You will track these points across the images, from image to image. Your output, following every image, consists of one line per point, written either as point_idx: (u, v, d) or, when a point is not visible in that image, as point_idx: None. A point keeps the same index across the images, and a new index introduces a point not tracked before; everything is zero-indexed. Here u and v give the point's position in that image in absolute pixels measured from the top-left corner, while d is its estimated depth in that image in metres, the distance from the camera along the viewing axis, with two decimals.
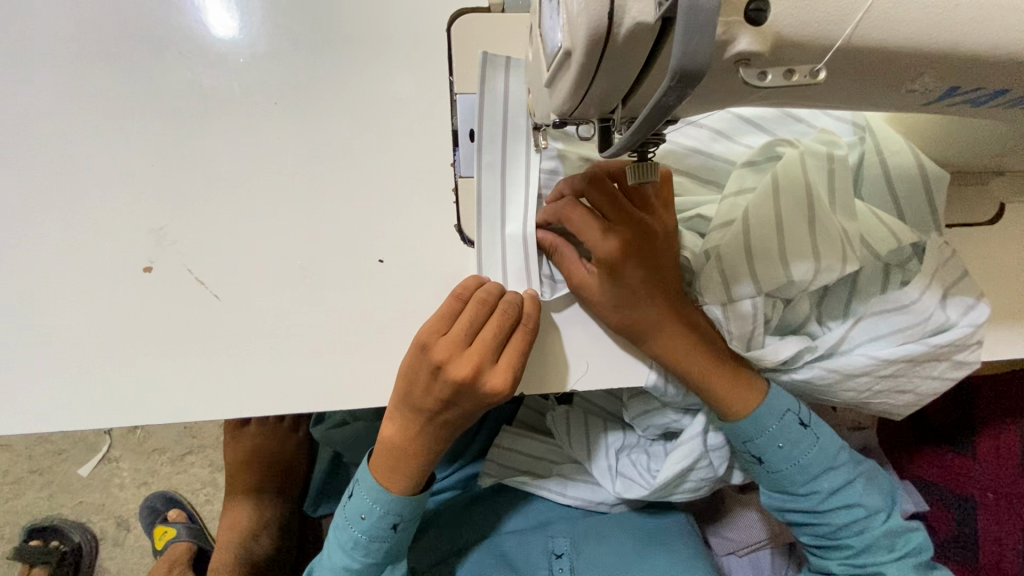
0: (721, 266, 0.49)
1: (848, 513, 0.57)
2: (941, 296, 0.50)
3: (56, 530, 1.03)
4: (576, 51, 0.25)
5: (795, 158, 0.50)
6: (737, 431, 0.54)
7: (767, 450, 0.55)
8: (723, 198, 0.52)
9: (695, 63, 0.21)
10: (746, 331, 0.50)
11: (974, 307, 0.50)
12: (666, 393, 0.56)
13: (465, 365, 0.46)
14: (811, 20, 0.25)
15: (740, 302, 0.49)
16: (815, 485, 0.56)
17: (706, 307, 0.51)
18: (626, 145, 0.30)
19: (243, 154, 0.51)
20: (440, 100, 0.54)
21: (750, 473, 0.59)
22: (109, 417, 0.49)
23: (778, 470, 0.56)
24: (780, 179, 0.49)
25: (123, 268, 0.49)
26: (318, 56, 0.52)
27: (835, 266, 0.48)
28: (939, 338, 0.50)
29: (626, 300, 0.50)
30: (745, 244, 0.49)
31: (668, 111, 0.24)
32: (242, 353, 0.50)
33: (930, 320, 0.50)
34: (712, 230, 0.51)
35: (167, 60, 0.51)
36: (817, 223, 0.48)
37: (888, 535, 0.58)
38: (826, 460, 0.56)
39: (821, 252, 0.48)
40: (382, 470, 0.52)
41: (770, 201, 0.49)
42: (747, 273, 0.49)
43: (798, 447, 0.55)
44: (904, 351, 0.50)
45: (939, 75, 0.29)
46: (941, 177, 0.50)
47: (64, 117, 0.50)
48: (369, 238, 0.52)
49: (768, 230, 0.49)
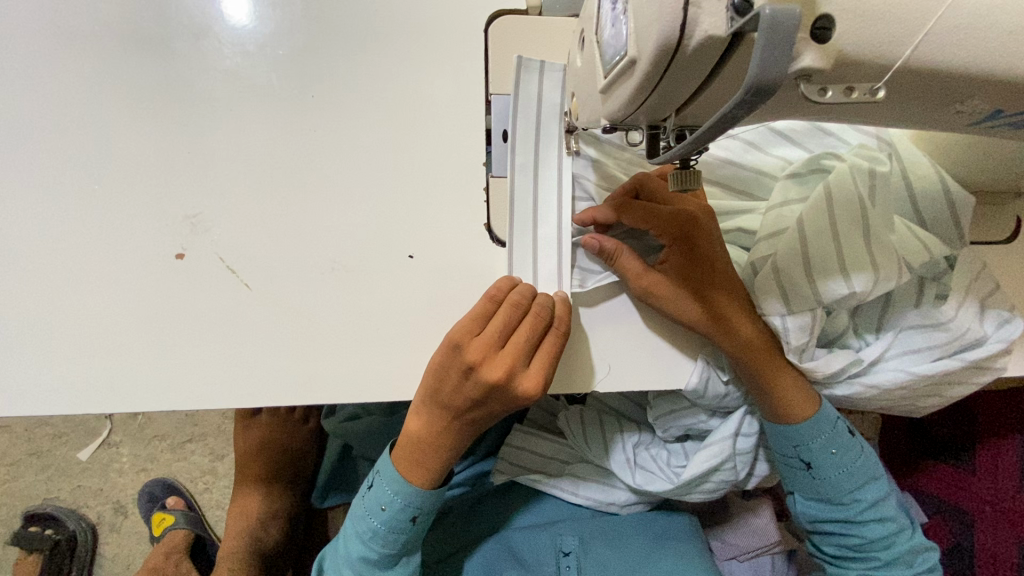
0: (779, 275, 0.50)
1: (881, 528, 0.59)
2: (978, 310, 0.52)
3: (53, 518, 1.03)
4: (643, 60, 0.26)
5: (845, 170, 0.51)
6: (794, 434, 0.56)
7: (820, 457, 0.57)
8: (769, 210, 0.53)
9: (770, 79, 0.22)
10: (802, 343, 0.51)
11: (1007, 322, 0.52)
12: (703, 397, 0.58)
13: (498, 368, 0.47)
14: (872, 40, 0.25)
15: (804, 311, 0.50)
16: (858, 495, 0.58)
17: (767, 317, 0.51)
18: (680, 153, 0.31)
19: (276, 142, 0.51)
20: (474, 97, 0.54)
21: (791, 477, 0.60)
22: (131, 403, 0.49)
23: (824, 477, 0.57)
24: (833, 189, 0.50)
25: (155, 254, 0.50)
26: (354, 51, 0.53)
27: (893, 277, 0.49)
28: (976, 353, 0.51)
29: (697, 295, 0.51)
30: (802, 252, 0.50)
31: (733, 122, 0.25)
32: (268, 342, 0.50)
33: (966, 336, 0.51)
34: (759, 241, 0.53)
35: (205, 49, 0.51)
36: (873, 235, 0.49)
37: (911, 553, 0.60)
38: (870, 472, 0.58)
39: (879, 264, 0.49)
40: (404, 461, 0.53)
41: (825, 211, 0.50)
42: (805, 281, 0.50)
43: (847, 454, 0.57)
44: (941, 365, 0.52)
45: (987, 98, 0.30)
46: (967, 202, 0.52)
47: (96, 101, 0.50)
48: (399, 234, 0.52)
49: (827, 241, 0.49)
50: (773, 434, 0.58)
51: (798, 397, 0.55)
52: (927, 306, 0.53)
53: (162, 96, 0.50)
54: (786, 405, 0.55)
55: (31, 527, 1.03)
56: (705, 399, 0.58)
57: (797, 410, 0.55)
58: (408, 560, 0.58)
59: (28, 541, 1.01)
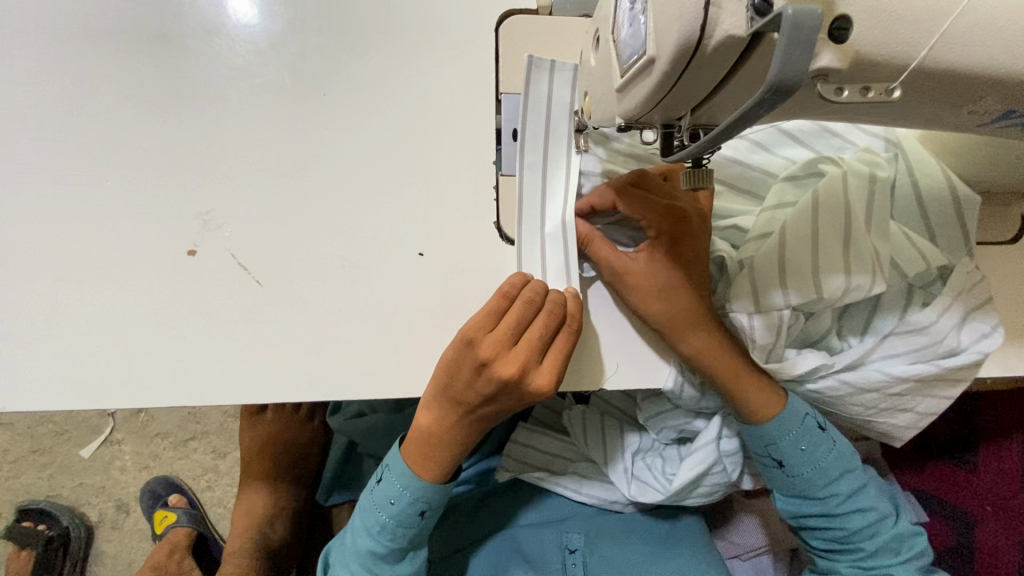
0: (753, 277, 0.51)
1: (862, 518, 0.59)
2: (958, 320, 0.52)
3: (45, 514, 1.01)
4: (662, 59, 0.26)
5: (837, 176, 0.51)
6: (760, 434, 0.57)
7: (788, 454, 0.57)
8: (760, 212, 0.54)
9: (790, 78, 0.23)
10: (768, 342, 0.51)
11: (987, 335, 0.52)
12: (680, 396, 0.58)
13: (511, 364, 0.47)
14: (890, 40, 0.26)
15: (772, 311, 0.50)
16: (832, 488, 0.58)
17: (733, 313, 0.52)
18: (695, 152, 0.31)
19: (287, 140, 0.52)
20: (484, 96, 0.55)
21: (766, 474, 0.60)
22: (141, 398, 0.49)
23: (796, 473, 0.58)
24: (820, 196, 0.51)
25: (167, 250, 0.50)
26: (365, 50, 0.53)
27: (864, 285, 0.49)
28: (951, 361, 0.51)
29: (666, 292, 0.51)
30: (779, 259, 0.50)
31: (752, 121, 0.26)
32: (277, 338, 0.50)
33: (943, 343, 0.52)
34: (747, 241, 0.53)
35: (218, 47, 0.51)
36: (850, 241, 0.50)
37: (896, 539, 0.60)
38: (843, 464, 0.58)
39: (852, 270, 0.49)
40: (414, 457, 0.53)
41: (809, 215, 0.50)
42: (778, 283, 0.50)
43: (817, 450, 0.57)
44: (916, 370, 0.52)
45: (999, 99, 0.30)
46: (972, 199, 0.52)
47: (106, 99, 0.50)
48: (409, 231, 0.52)
49: (803, 244, 0.50)
50: (746, 434, 0.58)
51: (762, 402, 0.55)
52: (912, 313, 0.53)
53: (173, 93, 0.51)
54: (750, 407, 0.55)
55: (25, 522, 1.02)
56: (687, 399, 0.58)
57: (758, 415, 0.56)
58: (415, 554, 0.58)
59: (20, 535, 1.01)
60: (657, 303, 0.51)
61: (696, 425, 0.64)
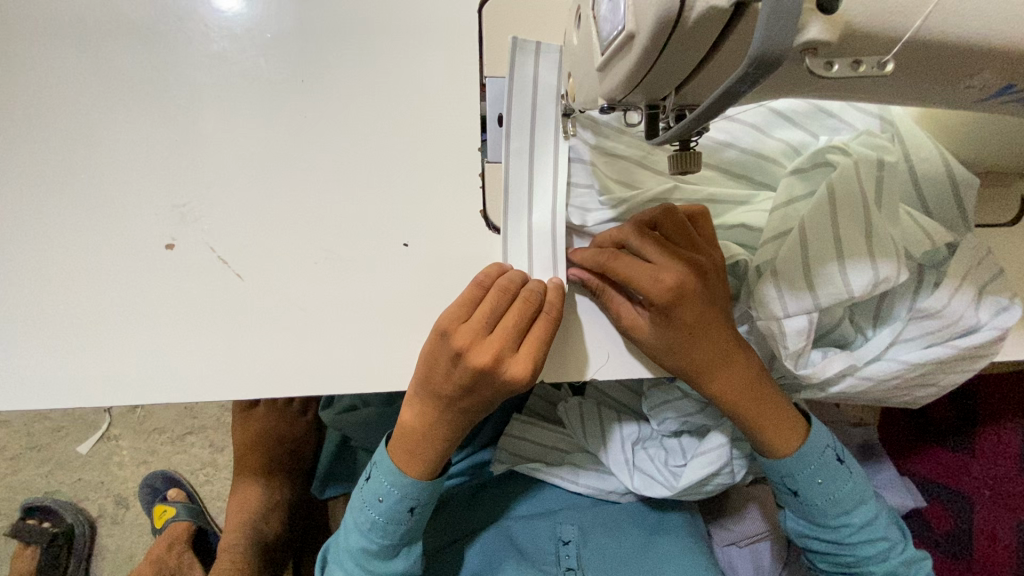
0: (777, 278, 0.50)
1: (874, 547, 0.58)
2: (974, 297, 0.51)
3: (49, 511, 1.02)
4: (642, 35, 0.25)
5: (849, 167, 0.50)
6: (778, 466, 0.57)
7: (805, 485, 0.57)
8: (773, 210, 0.52)
9: (776, 48, 0.21)
10: (799, 348, 0.50)
11: (1006, 309, 0.50)
12: None
13: (486, 352, 0.46)
14: (881, 11, 0.24)
15: (775, 318, 0.50)
16: (847, 518, 0.57)
17: (762, 325, 0.51)
18: (681, 134, 0.30)
19: (264, 128, 0.50)
20: (467, 81, 0.53)
21: (779, 499, 0.60)
22: (123, 395, 0.48)
23: (812, 504, 0.57)
24: (836, 188, 0.49)
25: (144, 245, 0.49)
26: (343, 34, 0.51)
27: (892, 275, 0.48)
28: (969, 341, 0.50)
29: (680, 344, 0.49)
30: (802, 257, 0.49)
31: (736, 99, 0.24)
32: (260, 332, 0.49)
33: (959, 323, 0.50)
34: (763, 244, 0.52)
35: (190, 33, 0.50)
36: (873, 230, 0.48)
37: (905, 564, 0.59)
38: (860, 495, 0.58)
39: (876, 259, 0.48)
40: (400, 454, 0.52)
41: (825, 210, 0.49)
42: (804, 284, 0.49)
43: (835, 481, 0.57)
44: (934, 353, 0.51)
45: (998, 72, 0.29)
46: (971, 181, 0.51)
47: (81, 87, 0.49)
48: (393, 220, 0.51)
49: (825, 239, 0.49)
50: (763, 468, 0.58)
51: (779, 438, 0.55)
52: (923, 296, 0.52)
53: (147, 83, 0.49)
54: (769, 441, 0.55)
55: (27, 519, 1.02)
56: None
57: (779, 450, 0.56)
58: (409, 550, 0.58)
59: (24, 533, 1.01)
60: (670, 356, 0.50)
61: (705, 419, 0.63)
